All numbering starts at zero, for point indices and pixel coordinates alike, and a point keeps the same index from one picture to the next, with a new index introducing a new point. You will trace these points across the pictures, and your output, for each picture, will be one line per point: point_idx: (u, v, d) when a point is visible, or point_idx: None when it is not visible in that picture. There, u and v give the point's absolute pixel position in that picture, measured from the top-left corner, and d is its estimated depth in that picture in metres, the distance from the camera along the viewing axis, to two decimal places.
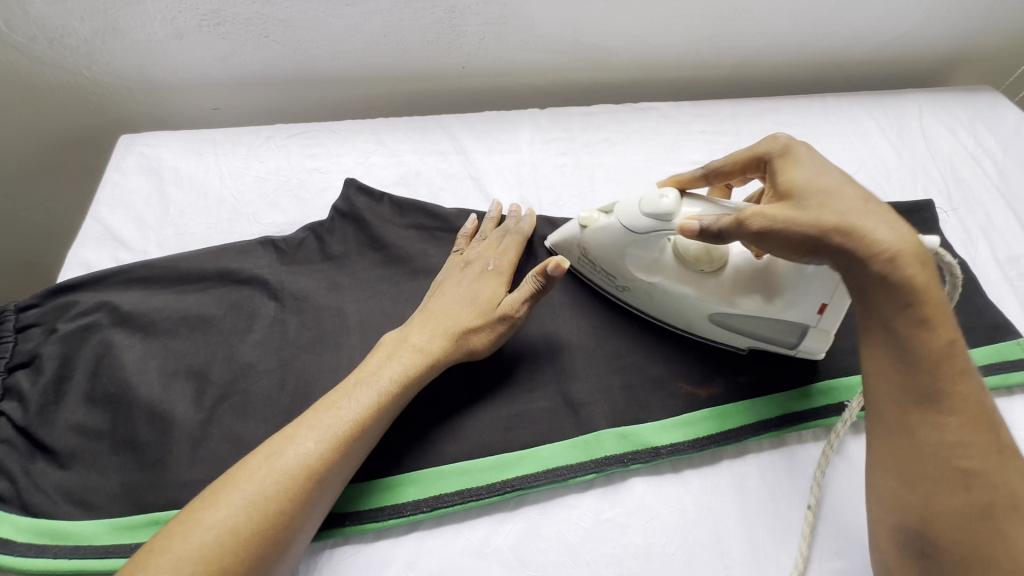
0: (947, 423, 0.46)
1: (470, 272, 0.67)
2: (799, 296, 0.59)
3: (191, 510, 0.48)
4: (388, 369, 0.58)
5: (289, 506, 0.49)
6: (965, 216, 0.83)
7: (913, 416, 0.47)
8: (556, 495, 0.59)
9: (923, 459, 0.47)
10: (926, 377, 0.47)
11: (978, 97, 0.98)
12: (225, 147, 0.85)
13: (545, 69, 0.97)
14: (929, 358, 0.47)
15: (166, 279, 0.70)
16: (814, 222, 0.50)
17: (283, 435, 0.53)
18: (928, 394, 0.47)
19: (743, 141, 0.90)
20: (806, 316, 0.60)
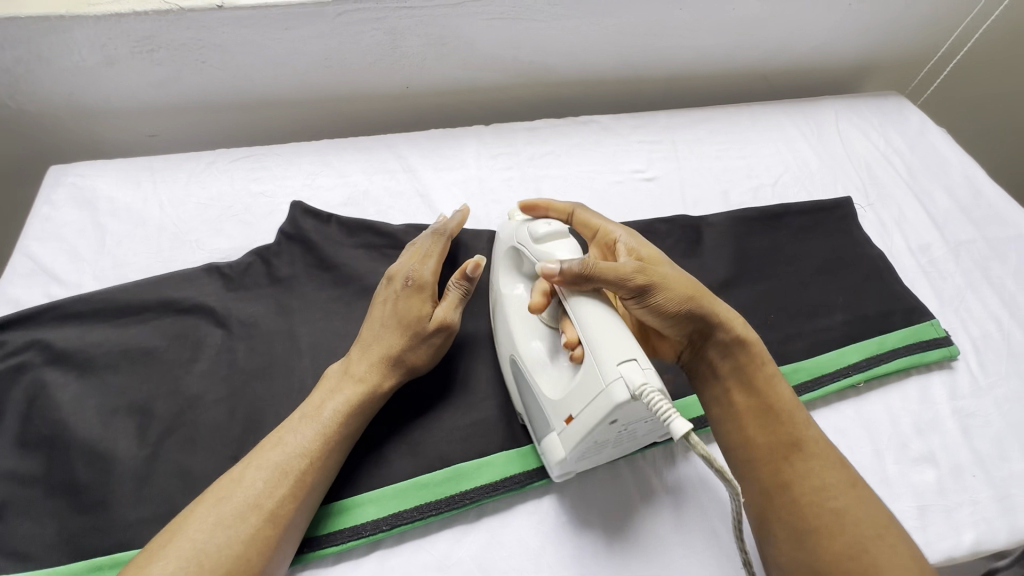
0: (811, 470, 0.53)
1: (394, 288, 0.65)
2: (566, 396, 0.54)
3: (138, 563, 0.46)
4: (330, 403, 0.57)
5: (244, 550, 0.47)
6: (880, 210, 0.90)
7: (785, 471, 0.54)
8: (516, 501, 0.60)
9: (804, 513, 0.51)
10: (786, 430, 0.55)
11: (885, 102, 1.08)
12: (165, 174, 0.83)
13: (488, 86, 1.00)
14: (786, 418, 0.56)
15: (103, 313, 0.67)
16: (670, 280, 0.58)
17: (229, 478, 0.52)
18: (789, 448, 0.54)
19: (679, 150, 0.95)
20: (559, 415, 0.54)
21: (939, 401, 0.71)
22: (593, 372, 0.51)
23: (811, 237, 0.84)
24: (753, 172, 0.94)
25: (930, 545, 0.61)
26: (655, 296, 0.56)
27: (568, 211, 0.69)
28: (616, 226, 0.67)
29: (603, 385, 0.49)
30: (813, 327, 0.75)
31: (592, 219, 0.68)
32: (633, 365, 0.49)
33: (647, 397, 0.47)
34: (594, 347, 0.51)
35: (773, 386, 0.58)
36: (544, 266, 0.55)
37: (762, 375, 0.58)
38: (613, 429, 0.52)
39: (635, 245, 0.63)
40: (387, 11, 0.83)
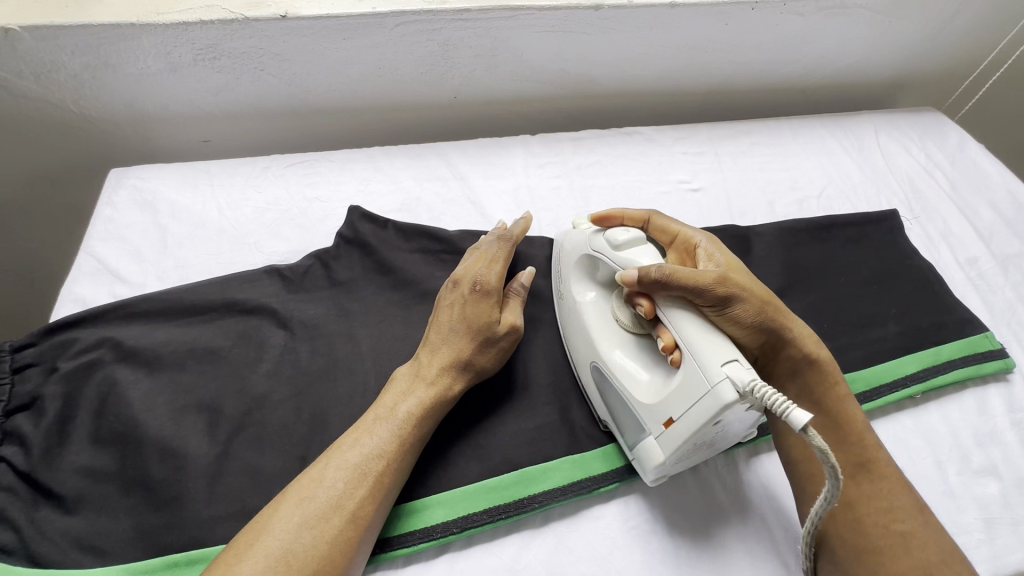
0: (879, 492, 0.54)
1: (461, 292, 0.65)
2: (664, 399, 0.54)
3: (226, 560, 0.47)
4: (404, 405, 0.58)
5: (329, 551, 0.49)
6: (926, 223, 0.91)
7: (853, 490, 0.54)
8: (582, 507, 0.61)
9: (868, 529, 0.52)
10: (856, 451, 0.56)
11: (923, 117, 1.09)
12: (222, 179, 0.85)
13: (533, 97, 1.01)
14: (855, 438, 0.56)
15: (170, 313, 0.68)
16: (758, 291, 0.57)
17: (310, 477, 0.52)
18: (858, 469, 0.55)
19: (723, 161, 0.96)
20: (657, 417, 0.55)
21: (997, 413, 0.71)
22: (693, 372, 0.51)
23: (859, 248, 0.85)
24: (796, 184, 0.95)
25: (998, 558, 0.60)
26: (740, 309, 0.56)
27: (643, 217, 0.70)
28: (697, 231, 0.67)
29: (709, 386, 0.50)
30: (867, 337, 0.75)
31: (672, 226, 0.69)
32: (739, 365, 0.50)
33: (758, 392, 0.47)
34: (693, 351, 0.52)
35: (846, 405, 0.58)
36: (624, 274, 0.58)
37: (831, 393, 0.58)
38: (716, 430, 0.52)
39: (715, 251, 0.64)
40: (443, 23, 0.85)
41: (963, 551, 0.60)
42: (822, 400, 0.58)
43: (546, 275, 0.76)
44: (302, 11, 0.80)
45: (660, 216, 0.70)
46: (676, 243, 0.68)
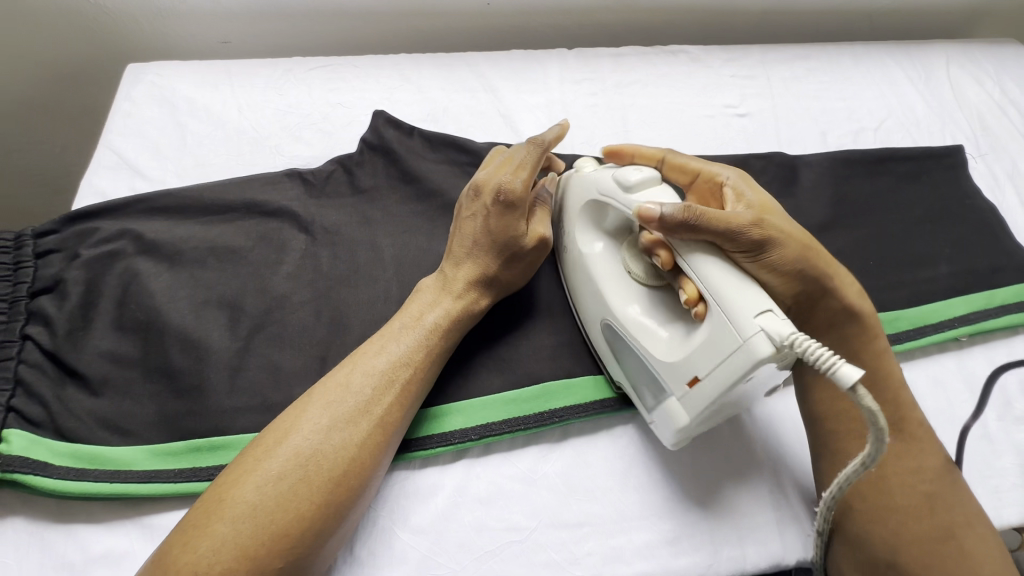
0: (906, 451, 0.54)
1: (485, 205, 0.61)
2: (688, 357, 0.50)
3: (256, 457, 0.47)
4: (430, 315, 0.57)
5: (359, 451, 0.49)
6: (992, 162, 0.83)
7: (882, 446, 0.54)
8: (601, 426, 0.59)
9: (895, 492, 0.52)
10: (891, 411, 0.55)
11: (1001, 50, 0.98)
12: (242, 79, 0.81)
13: (571, 9, 0.94)
14: (890, 397, 0.55)
15: (190, 210, 0.66)
16: (805, 236, 0.53)
17: (336, 381, 0.51)
18: (892, 424, 0.55)
19: (774, 86, 0.89)
20: (677, 375, 0.51)
21: None
22: (722, 326, 0.47)
23: (917, 184, 0.79)
24: (854, 114, 0.87)
25: None
26: (785, 254, 0.51)
27: (656, 157, 0.64)
28: (722, 166, 0.61)
29: (740, 341, 0.45)
30: (915, 276, 0.71)
31: (688, 163, 0.62)
32: (773, 316, 0.45)
33: (798, 347, 0.42)
34: (723, 299, 0.47)
35: (882, 358, 0.56)
36: (641, 207, 0.51)
37: (868, 350, 0.56)
38: (744, 388, 0.48)
39: (740, 190, 0.57)
40: None
41: (995, 493, 0.58)
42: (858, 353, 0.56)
43: None
44: None
45: (681, 154, 0.63)
46: (697, 181, 0.62)
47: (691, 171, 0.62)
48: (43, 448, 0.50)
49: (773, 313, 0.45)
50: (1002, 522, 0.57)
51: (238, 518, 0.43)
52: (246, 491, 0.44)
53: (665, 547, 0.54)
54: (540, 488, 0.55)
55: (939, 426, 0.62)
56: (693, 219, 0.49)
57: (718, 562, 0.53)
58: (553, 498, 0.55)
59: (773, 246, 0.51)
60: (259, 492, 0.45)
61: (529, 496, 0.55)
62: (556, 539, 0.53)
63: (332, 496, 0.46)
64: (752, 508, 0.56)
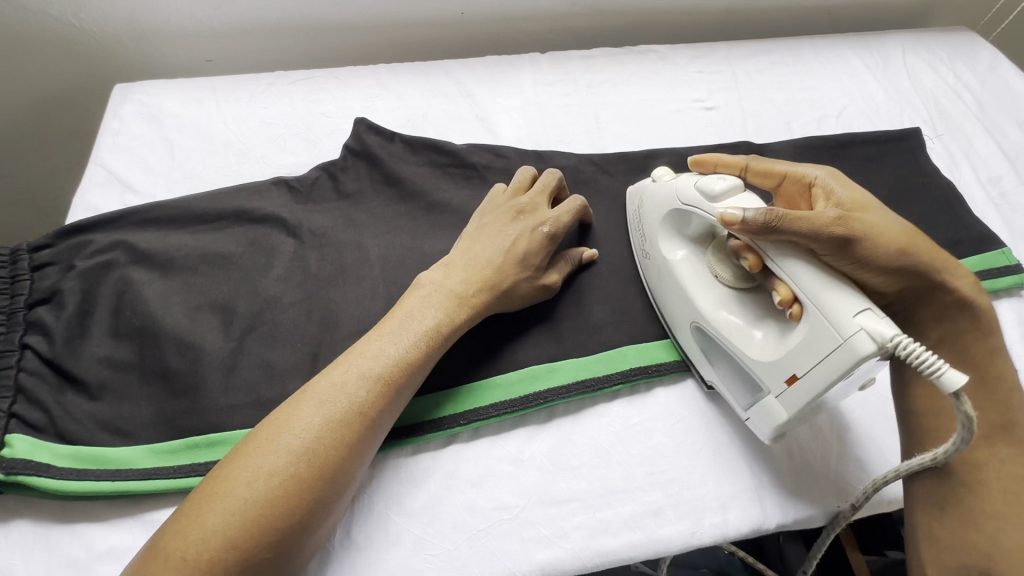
0: (1016, 455, 0.51)
1: (523, 224, 0.63)
2: (784, 357, 0.51)
3: (249, 450, 0.48)
4: (430, 318, 0.56)
5: (345, 452, 0.49)
6: (949, 142, 0.87)
7: (984, 451, 0.52)
8: (585, 406, 0.62)
9: (997, 497, 0.50)
10: (996, 413, 0.53)
11: (955, 37, 1.03)
12: (227, 94, 0.83)
13: (542, 15, 0.98)
14: (1002, 397, 0.53)
15: (181, 220, 0.69)
16: (900, 238, 0.52)
17: (331, 380, 0.51)
18: (995, 429, 0.52)
19: (739, 80, 0.93)
20: (773, 377, 0.52)
21: (1007, 325, 0.70)
22: (822, 327, 0.48)
23: (878, 166, 0.82)
24: (816, 104, 0.91)
25: None
26: (881, 258, 0.51)
27: (740, 164, 0.62)
28: (809, 166, 0.58)
29: (841, 340, 0.46)
30: None
31: (778, 163, 0.60)
32: (872, 314, 0.46)
33: (901, 346, 0.44)
34: (818, 302, 0.48)
35: (991, 360, 0.54)
36: (724, 214, 0.51)
37: (978, 343, 0.55)
38: (847, 385, 0.49)
39: (830, 186, 0.56)
40: None
41: None
42: (966, 347, 0.55)
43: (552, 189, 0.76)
44: None
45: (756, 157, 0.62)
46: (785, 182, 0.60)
47: (774, 172, 0.60)
48: (45, 451, 0.52)
49: (866, 312, 0.47)
50: None
51: (231, 512, 0.44)
52: (238, 486, 0.45)
53: (650, 517, 0.56)
54: (528, 468, 0.58)
55: None
56: (781, 223, 0.49)
57: (701, 529, 0.56)
58: (541, 476, 0.57)
59: (859, 252, 0.50)
60: (249, 485, 0.45)
61: (518, 476, 0.57)
62: (545, 515, 0.55)
63: (322, 493, 0.47)
64: (731, 475, 0.58)
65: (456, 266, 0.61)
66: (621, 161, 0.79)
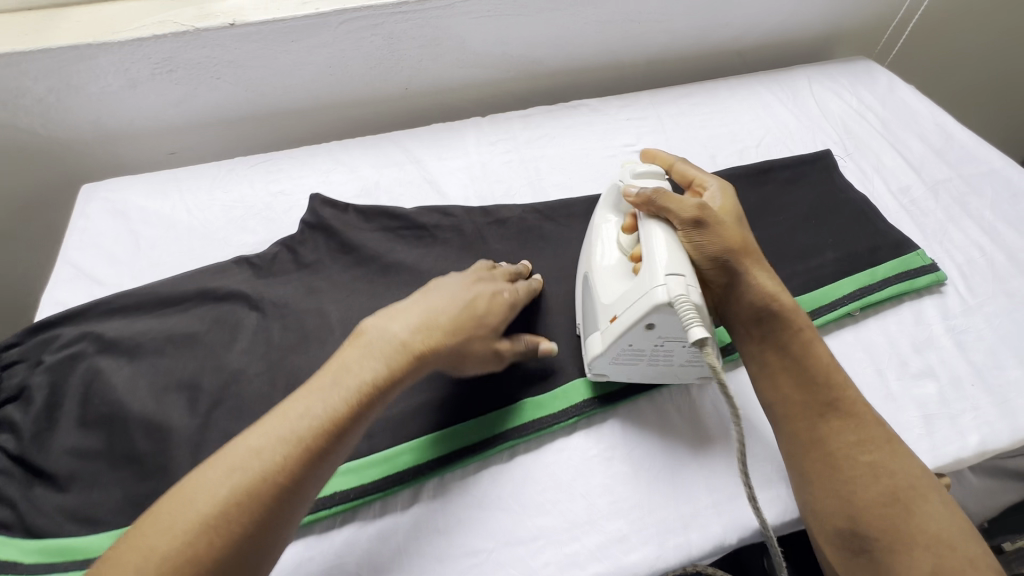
0: (847, 425, 0.56)
1: (480, 288, 0.63)
2: (615, 300, 0.60)
3: (148, 523, 0.44)
4: (364, 369, 0.52)
5: (257, 525, 0.45)
6: (859, 159, 0.96)
7: (823, 428, 0.56)
8: (545, 443, 0.64)
9: (842, 463, 0.55)
10: (824, 392, 0.57)
11: (854, 66, 1.15)
12: (190, 183, 0.89)
13: (480, 83, 1.07)
14: (824, 378, 0.58)
15: (146, 306, 0.72)
16: (740, 235, 0.62)
17: (243, 442, 0.48)
18: (826, 408, 0.57)
19: (665, 123, 1.02)
20: (604, 314, 0.61)
21: (933, 321, 0.75)
22: (644, 277, 0.56)
23: (797, 188, 0.90)
24: (736, 136, 1.00)
25: (937, 449, 0.64)
26: (715, 244, 0.60)
27: (670, 160, 0.75)
28: (712, 177, 0.71)
29: (648, 288, 0.55)
30: (806, 265, 0.80)
31: (691, 171, 0.73)
32: (680, 278, 0.54)
33: (681, 304, 0.52)
34: (653, 258, 0.57)
35: (811, 348, 0.60)
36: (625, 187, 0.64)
37: (797, 338, 0.60)
38: (650, 336, 0.57)
39: (715, 192, 0.68)
40: (384, 17, 0.91)
41: None
42: (786, 343, 0.60)
43: (501, 241, 0.81)
44: (249, 18, 0.86)
45: (688, 162, 0.74)
46: (691, 187, 0.72)
47: (692, 176, 0.72)
48: (14, 548, 0.55)
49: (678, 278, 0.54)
50: None
51: None
52: (128, 574, 0.41)
53: (615, 545, 0.58)
54: (494, 510, 0.59)
55: None
56: (656, 198, 0.61)
57: (666, 551, 0.58)
58: (505, 516, 0.59)
59: (710, 232, 0.60)
60: (143, 570, 0.41)
61: (485, 520, 0.59)
62: (513, 555, 0.57)
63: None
64: (690, 494, 0.61)
65: (404, 313, 0.58)
66: (561, 208, 0.85)
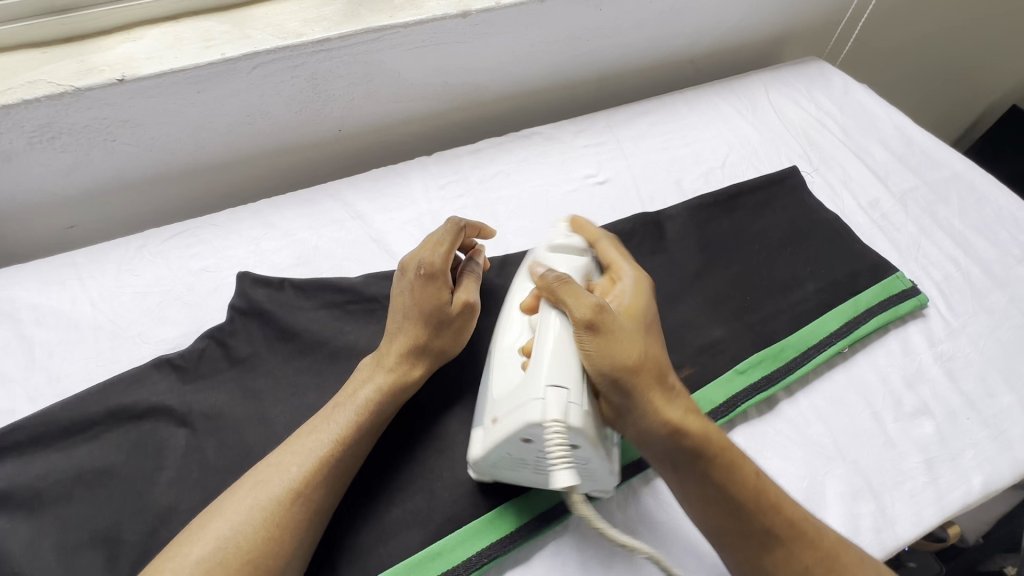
0: (789, 554, 0.52)
1: (410, 284, 0.64)
2: (503, 397, 0.54)
3: None
4: (361, 394, 0.60)
5: (268, 549, 0.50)
6: (826, 173, 0.92)
7: (761, 557, 0.52)
8: (535, 549, 0.58)
9: None
10: (755, 522, 0.52)
11: (808, 68, 1.11)
12: (91, 268, 0.76)
13: (422, 116, 0.97)
14: (752, 508, 0.52)
15: (45, 438, 0.60)
16: (643, 347, 0.54)
17: (182, 545, 0.50)
18: (768, 539, 0.52)
19: (625, 147, 0.95)
20: (491, 408, 0.55)
21: (921, 350, 0.72)
22: (526, 383, 0.52)
23: (769, 211, 0.85)
24: (700, 157, 0.94)
25: (943, 497, 0.62)
26: (609, 357, 0.52)
27: (596, 238, 0.67)
28: (630, 266, 0.63)
29: (528, 399, 0.51)
30: (789, 300, 0.75)
31: (613, 254, 0.65)
32: (560, 395, 0.50)
33: (553, 429, 0.49)
34: (540, 360, 0.52)
35: (730, 474, 0.53)
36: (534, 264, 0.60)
37: (711, 467, 0.53)
38: (529, 450, 0.52)
39: (628, 285, 0.61)
40: (304, 58, 0.80)
41: (911, 497, 0.61)
42: (705, 473, 0.53)
43: None
44: (142, 70, 0.74)
45: (614, 244, 0.67)
46: (608, 272, 0.64)
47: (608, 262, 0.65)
48: None
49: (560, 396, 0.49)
50: (923, 525, 0.60)
51: None
52: None
53: None
54: None
55: (848, 444, 0.65)
56: (557, 289, 0.55)
57: None
58: None
59: (609, 340, 0.52)
60: None
61: None
62: None
63: None
64: None
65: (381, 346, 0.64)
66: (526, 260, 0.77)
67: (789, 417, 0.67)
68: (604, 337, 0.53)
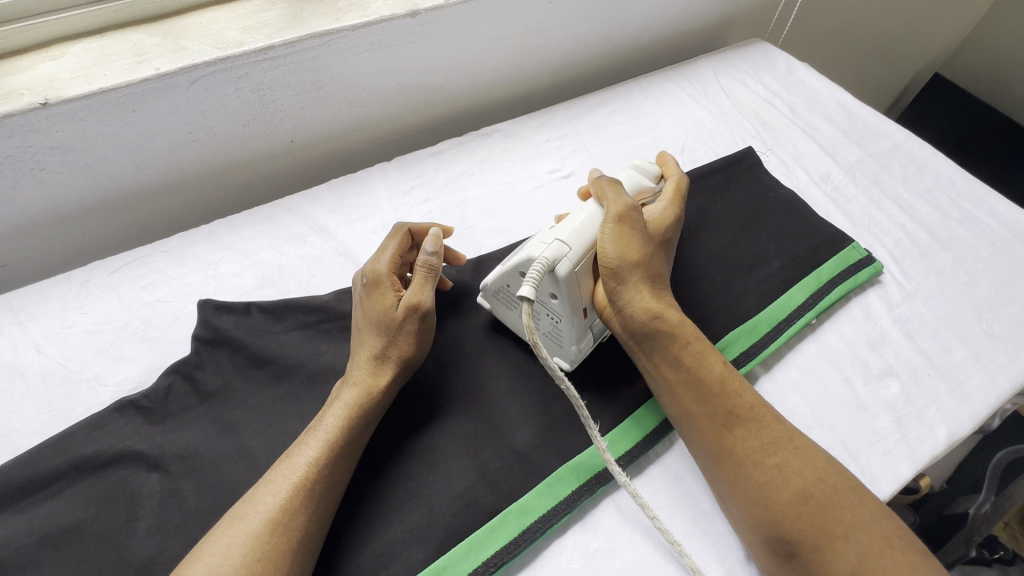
0: (751, 433, 0.58)
1: (360, 295, 0.64)
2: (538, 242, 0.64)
3: None
4: (330, 414, 0.58)
5: None
6: (779, 152, 0.96)
7: (729, 438, 0.58)
8: (540, 550, 0.57)
9: (751, 470, 0.56)
10: (721, 405, 0.59)
11: (752, 50, 1.14)
12: (31, 311, 0.70)
13: (376, 120, 0.94)
14: (721, 395, 0.60)
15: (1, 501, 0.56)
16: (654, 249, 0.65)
17: None
18: (729, 417, 0.58)
19: (586, 139, 0.95)
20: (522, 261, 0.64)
21: (880, 314, 0.76)
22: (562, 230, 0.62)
23: (730, 193, 0.87)
24: (659, 144, 0.96)
25: (914, 452, 0.65)
26: (621, 249, 0.62)
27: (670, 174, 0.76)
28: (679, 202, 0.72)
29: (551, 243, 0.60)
30: (756, 278, 0.78)
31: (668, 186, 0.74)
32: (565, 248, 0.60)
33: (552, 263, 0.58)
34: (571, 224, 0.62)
35: (698, 363, 0.61)
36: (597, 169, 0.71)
37: (686, 353, 0.61)
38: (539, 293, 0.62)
39: (668, 212, 0.70)
40: (247, 68, 0.76)
41: (886, 455, 0.65)
42: (680, 359, 0.61)
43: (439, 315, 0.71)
44: (68, 91, 0.68)
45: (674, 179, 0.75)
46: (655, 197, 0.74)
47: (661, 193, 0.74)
48: None
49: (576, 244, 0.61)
50: (899, 479, 0.63)
51: None
52: None
53: None
54: None
55: (824, 411, 0.67)
56: (605, 187, 0.66)
57: None
58: None
59: (628, 234, 0.63)
60: None
61: None
62: None
63: None
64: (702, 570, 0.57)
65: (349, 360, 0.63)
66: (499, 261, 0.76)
67: (768, 391, 0.69)
68: (629, 232, 0.63)
